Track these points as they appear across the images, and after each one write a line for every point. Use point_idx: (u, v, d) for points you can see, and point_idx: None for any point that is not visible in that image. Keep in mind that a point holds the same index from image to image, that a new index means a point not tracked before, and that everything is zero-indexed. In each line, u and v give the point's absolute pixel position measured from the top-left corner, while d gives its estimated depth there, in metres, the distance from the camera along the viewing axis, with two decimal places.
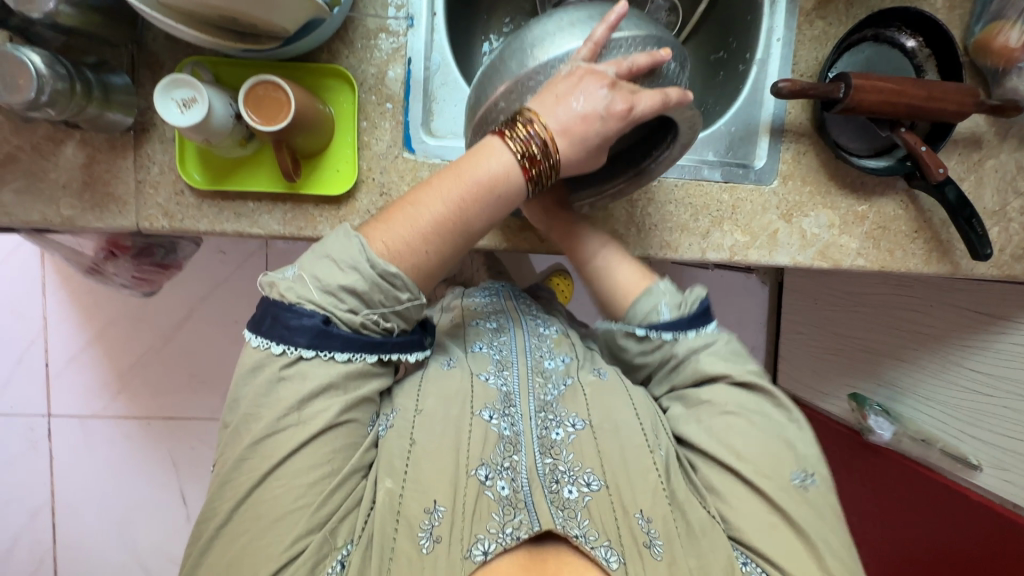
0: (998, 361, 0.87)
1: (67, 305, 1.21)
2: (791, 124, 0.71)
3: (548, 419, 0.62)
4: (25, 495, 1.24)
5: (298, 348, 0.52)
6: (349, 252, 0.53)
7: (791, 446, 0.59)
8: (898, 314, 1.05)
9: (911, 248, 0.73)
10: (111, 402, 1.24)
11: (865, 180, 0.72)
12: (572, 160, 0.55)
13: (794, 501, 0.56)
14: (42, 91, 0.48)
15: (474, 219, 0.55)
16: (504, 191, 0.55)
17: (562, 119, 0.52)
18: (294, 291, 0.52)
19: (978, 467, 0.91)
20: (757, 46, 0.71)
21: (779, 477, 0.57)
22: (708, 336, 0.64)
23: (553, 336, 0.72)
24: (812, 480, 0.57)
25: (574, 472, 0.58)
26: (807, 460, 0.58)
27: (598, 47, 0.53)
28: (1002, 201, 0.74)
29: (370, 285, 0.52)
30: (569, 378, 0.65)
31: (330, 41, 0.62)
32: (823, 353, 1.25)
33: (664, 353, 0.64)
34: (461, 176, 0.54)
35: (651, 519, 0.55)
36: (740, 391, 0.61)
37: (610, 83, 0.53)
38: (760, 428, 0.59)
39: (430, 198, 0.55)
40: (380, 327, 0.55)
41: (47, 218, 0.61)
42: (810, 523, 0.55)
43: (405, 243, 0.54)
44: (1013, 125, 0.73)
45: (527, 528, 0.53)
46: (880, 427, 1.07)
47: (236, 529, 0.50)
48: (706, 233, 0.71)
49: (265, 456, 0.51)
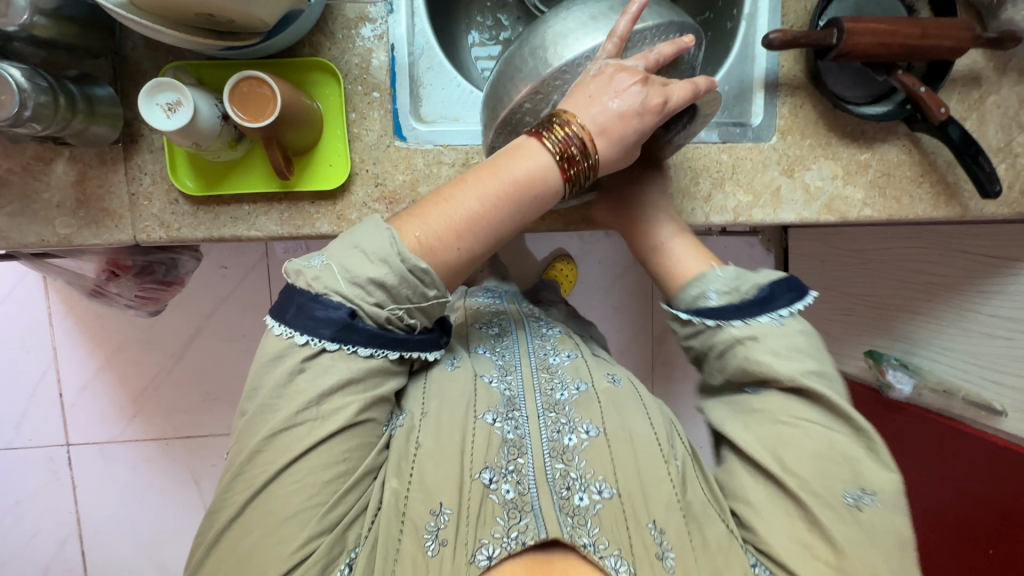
0: (1014, 303, 0.86)
1: (75, 333, 1.21)
2: (784, 77, 0.70)
3: (558, 422, 0.61)
4: (53, 526, 1.25)
5: (321, 340, 0.51)
6: (380, 244, 0.51)
7: (850, 463, 0.53)
8: (909, 266, 1.03)
9: (918, 193, 0.72)
10: (128, 426, 1.24)
11: (866, 129, 0.71)
12: (609, 159, 0.54)
13: (839, 520, 0.52)
14: (25, 106, 0.48)
15: (507, 218, 0.54)
16: (542, 191, 0.54)
17: (599, 119, 0.52)
18: (322, 281, 0.51)
19: (1003, 413, 0.90)
20: (744, 1, 0.70)
21: (826, 493, 0.53)
22: (763, 326, 0.57)
23: (556, 337, 0.73)
24: (868, 498, 0.52)
25: (584, 480, 0.57)
26: (866, 478, 0.53)
27: (623, 42, 0.52)
28: (1007, 137, 0.72)
29: (399, 279, 0.51)
30: (582, 384, 0.64)
31: (311, 34, 0.61)
32: (836, 314, 1.23)
33: (706, 339, 0.59)
34: (497, 174, 0.54)
35: (663, 530, 0.55)
36: (797, 400, 0.56)
37: (642, 78, 0.52)
38: (817, 442, 0.54)
39: (464, 195, 0.54)
40: (404, 323, 0.54)
41: (44, 238, 0.61)
42: (852, 544, 0.51)
43: (440, 240, 0.53)
44: (1011, 58, 0.71)
45: (533, 534, 0.52)
46: (900, 382, 1.06)
47: (247, 523, 0.50)
48: (708, 197, 0.70)
49: (279, 453, 0.50)
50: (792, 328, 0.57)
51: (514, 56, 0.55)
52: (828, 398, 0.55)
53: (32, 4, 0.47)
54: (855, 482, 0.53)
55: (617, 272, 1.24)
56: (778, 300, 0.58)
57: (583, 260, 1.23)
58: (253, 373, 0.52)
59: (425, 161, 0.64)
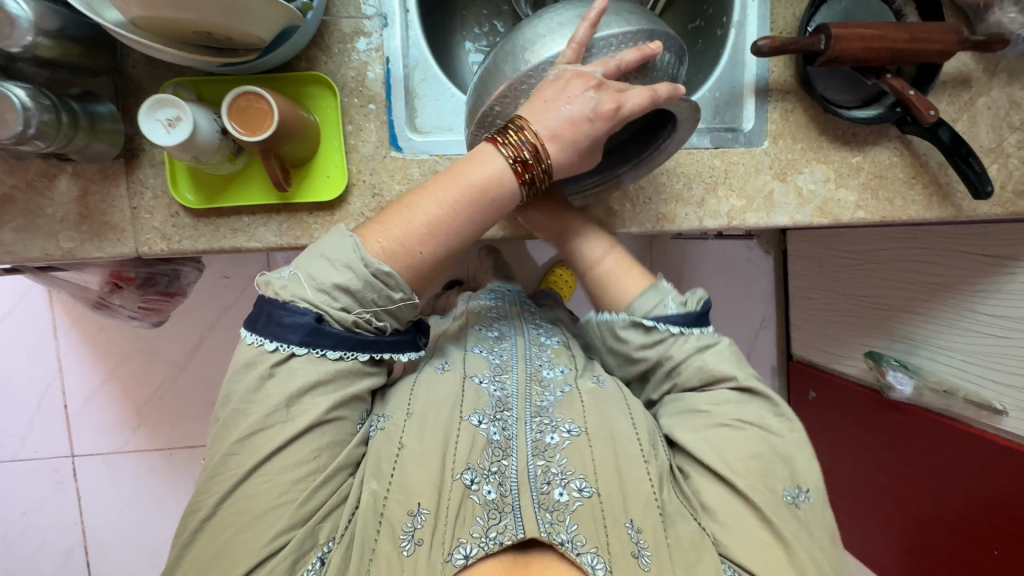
0: (1013, 302, 0.86)
1: (80, 344, 1.22)
2: (775, 83, 0.70)
3: (543, 423, 0.62)
4: (57, 537, 1.26)
5: (290, 345, 0.52)
6: (343, 252, 0.53)
7: (789, 461, 0.58)
8: (908, 267, 1.04)
9: (910, 194, 0.72)
10: (132, 436, 1.25)
11: (857, 132, 0.71)
12: (565, 164, 0.56)
13: (785, 516, 0.55)
14: (29, 125, 0.49)
15: (468, 223, 0.56)
16: (501, 198, 0.56)
17: (552, 125, 0.53)
18: (289, 289, 0.53)
19: (1004, 412, 0.90)
20: (733, 9, 0.71)
21: (770, 491, 0.56)
22: (709, 336, 0.64)
23: (553, 347, 0.73)
24: (804, 496, 0.57)
25: (565, 476, 0.58)
26: (803, 476, 0.57)
27: (583, 49, 0.53)
28: (998, 137, 0.73)
29: (364, 283, 0.53)
30: (567, 386, 0.66)
31: (307, 48, 0.63)
32: (837, 315, 1.23)
33: (663, 351, 0.63)
34: (457, 180, 0.55)
35: (640, 530, 0.55)
36: (740, 401, 0.61)
37: (597, 83, 0.53)
38: (761, 442, 0.58)
39: (426, 201, 0.56)
40: (372, 326, 0.55)
41: (48, 252, 0.62)
42: (795, 539, 0.54)
43: (401, 245, 0.55)
44: (1000, 60, 0.72)
45: (511, 533, 0.53)
46: (900, 382, 1.06)
47: (221, 522, 0.50)
48: (702, 201, 0.70)
49: (250, 452, 0.51)
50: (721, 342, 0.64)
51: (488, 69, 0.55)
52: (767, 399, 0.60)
53: (37, 26, 0.49)
54: (793, 480, 0.57)
55: None
56: (707, 316, 0.65)
57: None
58: (225, 381, 0.53)
59: (421, 171, 0.65)
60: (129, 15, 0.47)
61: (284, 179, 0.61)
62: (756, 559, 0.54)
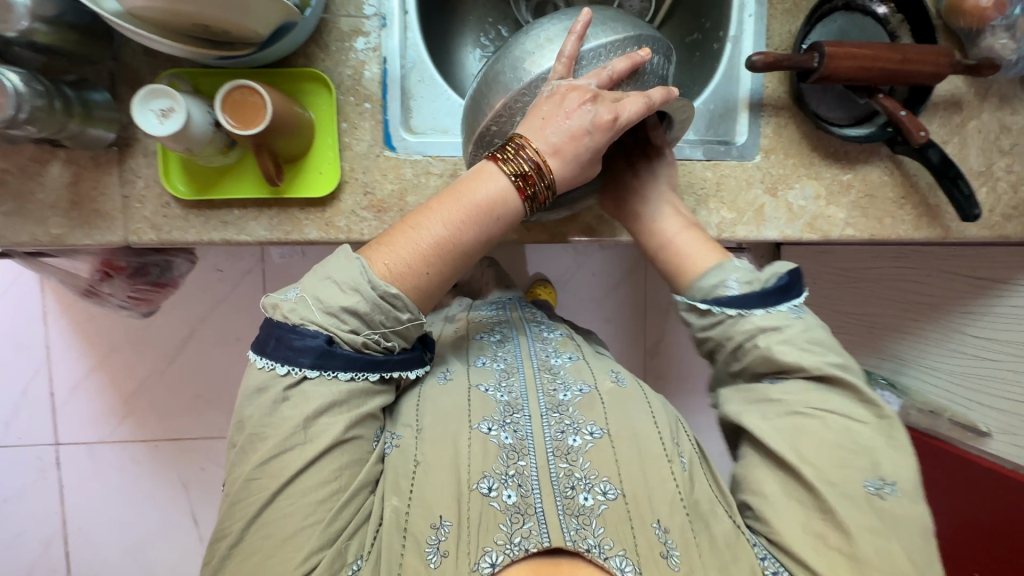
0: (1003, 325, 0.86)
1: (70, 332, 1.21)
2: (768, 98, 0.71)
3: (563, 425, 0.61)
4: (38, 526, 1.24)
5: (302, 368, 0.53)
6: (349, 273, 0.53)
7: (871, 454, 0.54)
8: (899, 286, 1.04)
9: (900, 214, 0.73)
10: (119, 426, 1.24)
11: (848, 149, 0.72)
12: (567, 177, 0.55)
13: (857, 507, 0.52)
14: (21, 109, 0.49)
15: (474, 240, 0.56)
16: (505, 216, 0.56)
17: (552, 139, 0.53)
18: (297, 312, 0.53)
19: (989, 434, 0.91)
20: (730, 23, 0.71)
21: (844, 484, 0.53)
22: (779, 316, 0.58)
23: (557, 339, 0.75)
24: (889, 488, 0.53)
25: (589, 480, 0.57)
26: (886, 468, 0.53)
27: (573, 62, 0.54)
28: (988, 161, 0.74)
29: (370, 305, 0.53)
30: (585, 386, 0.65)
31: (305, 45, 0.63)
32: (829, 332, 1.23)
33: (726, 328, 0.59)
34: (460, 198, 0.55)
35: (667, 529, 0.55)
36: (820, 392, 0.57)
37: (592, 95, 0.53)
38: (836, 432, 0.55)
39: (430, 220, 0.56)
40: (381, 345, 0.56)
41: (37, 238, 0.62)
42: (868, 532, 0.51)
43: (408, 266, 0.55)
44: (992, 84, 0.73)
45: (536, 540, 0.52)
46: (889, 402, 1.07)
47: (248, 548, 0.51)
48: (693, 212, 0.71)
49: (272, 477, 0.51)
50: (808, 320, 0.59)
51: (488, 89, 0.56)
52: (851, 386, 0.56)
53: (33, 12, 0.49)
54: (876, 470, 0.53)
55: (609, 284, 1.25)
56: (793, 290, 0.60)
57: (576, 271, 1.25)
58: (239, 406, 0.54)
59: (414, 171, 0.66)
60: (127, 6, 0.47)
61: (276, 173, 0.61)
62: (816, 552, 0.52)
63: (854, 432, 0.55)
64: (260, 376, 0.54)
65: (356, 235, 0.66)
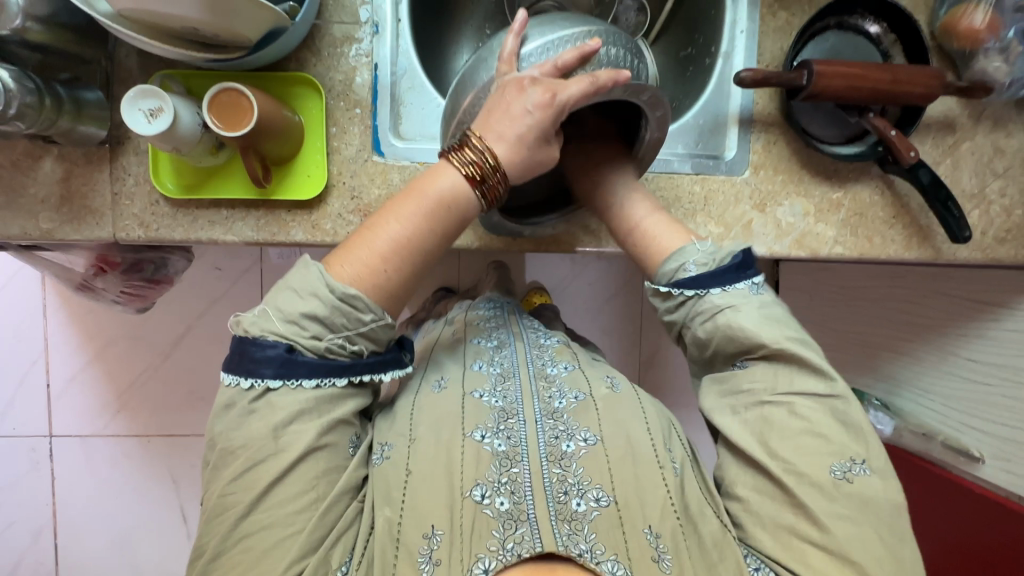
0: (997, 349, 0.85)
1: (67, 325, 1.22)
2: (759, 114, 0.71)
3: (557, 429, 0.60)
4: (28, 517, 1.25)
5: (265, 379, 0.53)
6: (309, 280, 0.55)
7: (837, 436, 0.55)
8: (895, 306, 1.03)
9: (890, 233, 0.72)
10: (111, 421, 1.25)
11: (839, 167, 0.72)
12: (514, 160, 0.56)
13: (826, 497, 0.54)
14: (10, 105, 0.50)
15: (430, 234, 0.57)
16: (460, 209, 0.57)
17: (495, 129, 0.55)
18: (258, 324, 0.54)
19: (981, 459, 0.89)
20: (722, 39, 0.71)
21: (811, 472, 0.54)
22: (738, 295, 0.60)
23: (553, 347, 0.72)
24: (858, 469, 0.54)
25: (582, 486, 0.57)
26: (853, 447, 0.55)
27: (516, 58, 0.56)
28: (981, 183, 0.73)
29: (330, 309, 0.54)
30: (579, 393, 0.64)
31: (297, 50, 0.64)
32: (824, 350, 1.22)
33: (690, 310, 0.61)
34: (416, 196, 0.57)
35: (659, 535, 0.55)
36: (783, 374, 0.58)
37: (531, 82, 0.54)
38: (803, 417, 0.56)
39: (386, 219, 0.57)
40: (347, 349, 0.55)
41: (27, 231, 0.63)
42: (839, 519, 0.53)
43: (368, 267, 0.56)
44: (986, 107, 0.73)
45: (529, 545, 0.52)
46: (880, 423, 1.04)
47: (229, 563, 0.51)
48: (679, 226, 0.71)
49: (246, 490, 0.52)
50: (764, 296, 0.60)
51: (456, 94, 0.60)
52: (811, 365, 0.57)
53: (26, 11, 0.50)
54: (844, 454, 0.55)
55: (604, 294, 1.25)
56: (750, 267, 0.61)
57: (571, 280, 1.24)
58: (211, 422, 0.55)
59: (401, 177, 0.66)
60: (116, 6, 0.48)
61: (262, 174, 0.62)
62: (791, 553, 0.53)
63: (820, 414, 0.56)
64: (227, 393, 0.55)
65: (341, 238, 0.66)
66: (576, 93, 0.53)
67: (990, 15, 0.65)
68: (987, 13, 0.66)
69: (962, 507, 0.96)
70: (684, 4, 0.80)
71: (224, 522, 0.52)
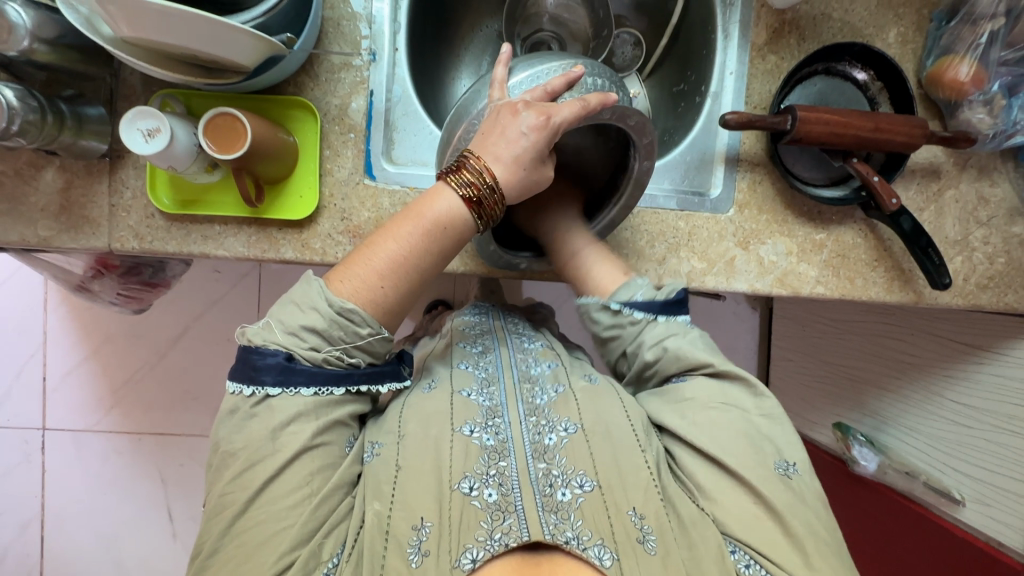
0: (980, 392, 0.85)
1: (66, 321, 1.24)
2: (745, 154, 0.72)
3: (540, 425, 0.61)
4: (17, 508, 1.26)
5: (264, 387, 0.55)
6: (309, 294, 0.57)
7: (771, 436, 0.59)
8: (882, 343, 1.03)
9: (872, 276, 0.73)
10: (104, 417, 1.27)
11: (822, 210, 0.73)
12: (510, 183, 0.57)
13: (776, 487, 0.56)
14: (12, 122, 0.52)
15: (427, 254, 0.58)
16: (458, 230, 0.58)
17: (494, 150, 0.56)
18: (262, 335, 0.57)
19: (962, 502, 0.90)
20: (712, 79, 0.73)
21: (762, 464, 0.57)
22: (679, 325, 0.64)
23: (538, 349, 0.72)
24: (793, 468, 0.58)
25: (566, 475, 0.57)
26: (788, 449, 0.59)
27: (506, 86, 0.58)
28: (964, 231, 0.74)
29: (329, 322, 0.56)
30: (558, 386, 0.65)
31: (296, 74, 0.66)
32: (812, 381, 1.22)
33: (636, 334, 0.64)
34: (414, 217, 0.58)
35: (643, 516, 0.56)
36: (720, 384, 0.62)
37: (525, 106, 0.56)
38: (739, 421, 0.59)
39: (384, 239, 0.58)
40: (344, 361, 0.58)
41: (25, 238, 0.65)
42: (789, 506, 0.55)
43: (363, 284, 0.57)
44: (971, 156, 0.74)
45: (516, 535, 0.52)
46: (865, 458, 1.05)
47: (223, 560, 0.52)
48: (662, 260, 0.72)
49: (242, 488, 0.53)
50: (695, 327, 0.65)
51: (450, 124, 0.61)
52: (745, 378, 0.61)
53: (33, 33, 0.53)
54: (780, 453, 0.58)
55: None
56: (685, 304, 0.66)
57: (566, 300, 1.26)
58: (213, 428, 0.56)
59: (391, 201, 0.68)
60: (121, 34, 0.50)
61: (255, 195, 0.64)
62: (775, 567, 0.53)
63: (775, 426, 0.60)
64: (227, 400, 0.56)
65: (330, 258, 0.67)
66: (564, 115, 0.55)
67: (975, 68, 0.67)
68: (972, 65, 0.67)
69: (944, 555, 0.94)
70: (680, 40, 0.82)
71: (221, 519, 0.53)
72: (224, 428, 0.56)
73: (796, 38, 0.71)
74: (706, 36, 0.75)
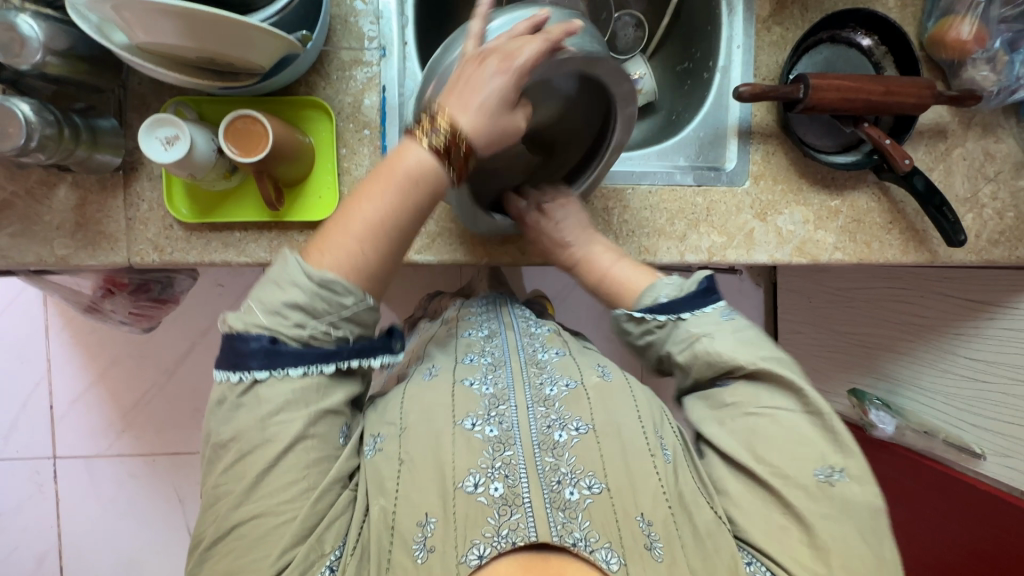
0: (991, 346, 0.87)
1: (70, 346, 1.22)
2: (757, 126, 0.73)
3: (550, 420, 0.59)
4: (34, 539, 1.24)
5: (252, 372, 0.54)
6: (289, 271, 0.55)
7: (814, 442, 0.57)
8: (891, 307, 1.05)
9: (887, 238, 0.74)
10: (116, 440, 1.25)
11: (836, 176, 0.74)
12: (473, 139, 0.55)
13: (812, 498, 0.55)
14: (31, 137, 0.51)
15: (403, 211, 0.57)
16: (431, 181, 0.56)
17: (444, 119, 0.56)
18: (242, 320, 0.54)
19: (982, 456, 0.90)
20: (719, 54, 0.74)
21: (800, 475, 0.56)
22: (710, 318, 0.62)
23: (544, 334, 0.72)
24: (837, 475, 0.56)
25: (575, 476, 0.56)
26: (832, 455, 0.57)
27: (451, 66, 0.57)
28: (973, 188, 0.75)
29: (312, 295, 0.54)
30: (571, 382, 0.63)
31: (307, 74, 0.66)
32: (823, 351, 1.23)
33: (664, 336, 0.63)
34: (387, 177, 0.56)
35: (651, 522, 0.55)
36: (761, 388, 0.60)
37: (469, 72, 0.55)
38: (783, 429, 0.58)
39: (359, 204, 0.57)
40: (332, 335, 0.55)
41: (41, 258, 0.63)
42: (824, 519, 0.55)
43: (343, 248, 0.56)
44: (975, 113, 0.75)
45: (523, 533, 0.51)
46: (882, 422, 1.06)
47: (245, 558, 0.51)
48: (683, 236, 0.72)
49: (238, 479, 0.52)
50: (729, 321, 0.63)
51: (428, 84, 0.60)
52: (785, 380, 0.59)
53: (47, 46, 0.52)
54: (824, 460, 0.57)
55: None
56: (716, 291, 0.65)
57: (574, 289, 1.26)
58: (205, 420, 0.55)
59: None
60: (135, 39, 0.49)
61: (276, 198, 0.63)
62: (797, 563, 0.54)
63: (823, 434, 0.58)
64: (218, 389, 0.55)
65: None
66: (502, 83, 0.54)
67: (976, 26, 0.68)
68: (973, 24, 0.68)
69: (986, 516, 0.93)
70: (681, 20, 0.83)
71: (233, 504, 0.52)
72: (213, 419, 0.54)
73: (799, 7, 0.72)
74: (709, 12, 0.76)
